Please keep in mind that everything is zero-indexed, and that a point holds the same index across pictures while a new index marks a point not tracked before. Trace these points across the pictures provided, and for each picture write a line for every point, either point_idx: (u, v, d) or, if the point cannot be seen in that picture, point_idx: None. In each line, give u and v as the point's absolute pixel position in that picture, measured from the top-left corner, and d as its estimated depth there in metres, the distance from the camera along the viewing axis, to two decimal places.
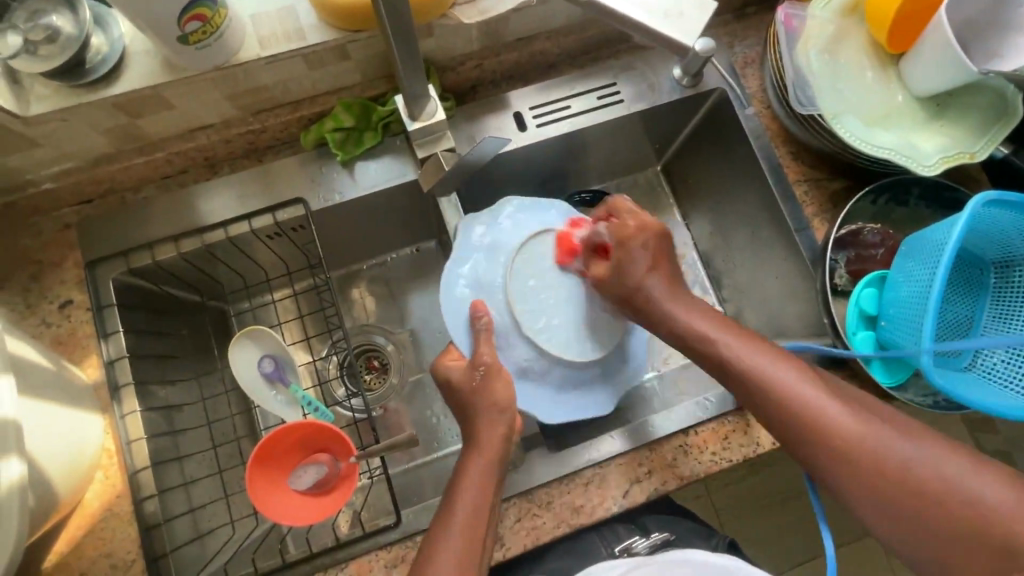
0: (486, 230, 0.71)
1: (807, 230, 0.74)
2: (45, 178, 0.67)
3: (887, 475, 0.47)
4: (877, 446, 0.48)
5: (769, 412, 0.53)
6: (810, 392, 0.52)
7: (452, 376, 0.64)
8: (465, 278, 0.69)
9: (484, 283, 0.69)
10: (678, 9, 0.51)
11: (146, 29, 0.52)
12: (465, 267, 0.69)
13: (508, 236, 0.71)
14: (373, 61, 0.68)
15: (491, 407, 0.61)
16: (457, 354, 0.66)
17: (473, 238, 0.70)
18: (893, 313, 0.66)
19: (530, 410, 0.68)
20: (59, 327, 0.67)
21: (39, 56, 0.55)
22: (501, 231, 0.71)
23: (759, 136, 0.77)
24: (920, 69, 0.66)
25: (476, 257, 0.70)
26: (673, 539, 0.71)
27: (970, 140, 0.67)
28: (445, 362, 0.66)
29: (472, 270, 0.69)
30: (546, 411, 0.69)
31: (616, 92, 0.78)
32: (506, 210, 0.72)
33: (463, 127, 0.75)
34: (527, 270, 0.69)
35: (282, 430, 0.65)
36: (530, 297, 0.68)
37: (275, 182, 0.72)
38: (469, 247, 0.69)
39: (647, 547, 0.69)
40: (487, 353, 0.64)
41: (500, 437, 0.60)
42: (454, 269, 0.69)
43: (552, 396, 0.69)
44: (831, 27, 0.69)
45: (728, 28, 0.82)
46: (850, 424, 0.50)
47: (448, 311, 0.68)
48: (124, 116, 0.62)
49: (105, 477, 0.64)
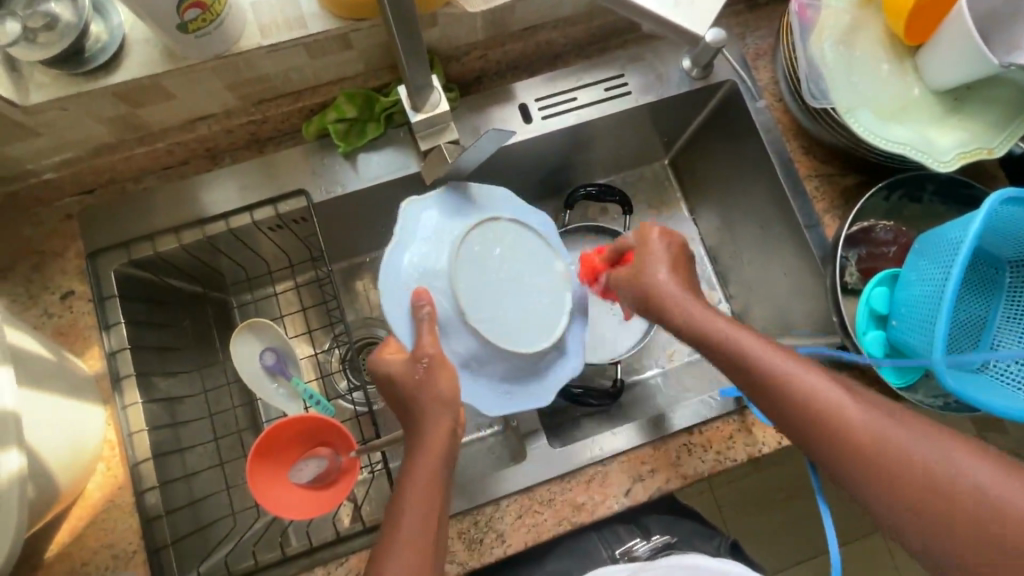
0: (429, 220, 0.63)
1: (818, 227, 0.73)
2: (47, 168, 0.67)
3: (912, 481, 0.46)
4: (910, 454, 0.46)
5: (791, 408, 0.52)
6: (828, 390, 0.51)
7: (391, 369, 0.57)
8: (409, 266, 0.61)
9: (430, 270, 0.61)
10: None
11: (145, 17, 0.51)
12: (410, 256, 0.61)
13: (455, 221, 0.63)
14: (376, 50, 0.67)
15: (432, 402, 0.55)
16: (396, 347, 0.59)
17: (416, 229, 0.62)
18: (904, 312, 0.64)
19: (474, 403, 0.61)
20: (61, 318, 0.67)
21: (38, 44, 0.54)
22: (446, 215, 0.63)
23: (769, 129, 0.75)
24: (938, 62, 0.64)
25: (421, 244, 0.62)
26: (673, 541, 0.71)
27: (988, 135, 0.65)
28: (382, 355, 0.58)
29: (416, 257, 0.61)
30: (487, 404, 0.62)
31: (624, 83, 0.77)
32: (453, 193, 0.64)
33: (467, 118, 0.74)
34: (473, 260, 0.61)
35: (278, 425, 0.65)
36: (477, 287, 0.61)
37: (277, 173, 0.71)
38: (411, 233, 0.62)
39: (648, 550, 0.70)
40: (429, 343, 0.57)
41: (445, 433, 0.55)
42: (395, 255, 0.61)
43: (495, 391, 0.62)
44: (846, 18, 0.67)
45: (740, 18, 0.80)
46: (881, 427, 0.48)
47: (387, 303, 0.59)
48: (124, 106, 0.62)
49: (107, 468, 0.64)
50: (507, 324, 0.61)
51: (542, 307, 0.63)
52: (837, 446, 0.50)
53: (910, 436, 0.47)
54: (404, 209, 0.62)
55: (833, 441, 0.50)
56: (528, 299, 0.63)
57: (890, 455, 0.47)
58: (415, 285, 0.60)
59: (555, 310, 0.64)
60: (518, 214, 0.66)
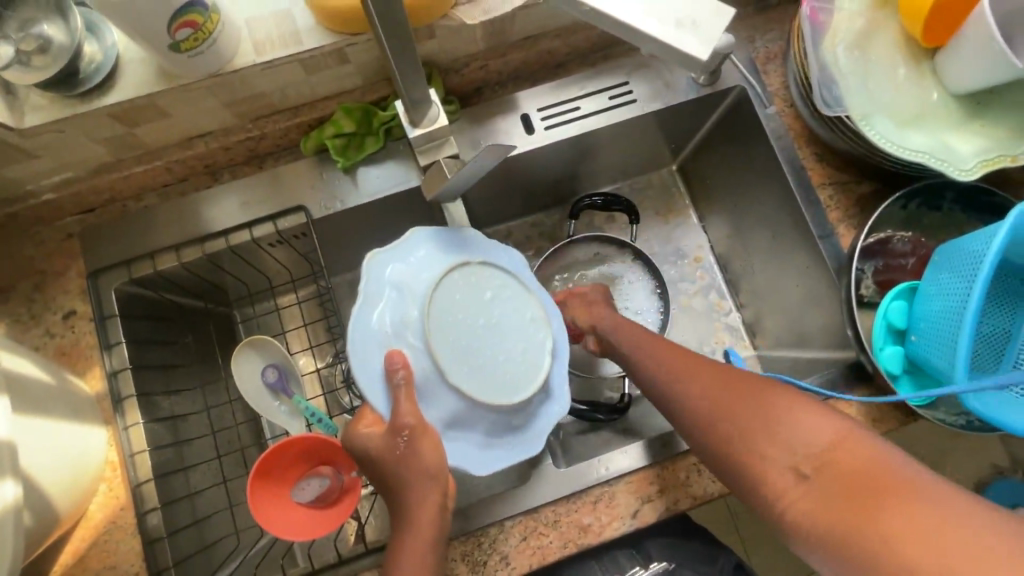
0: (402, 270, 0.61)
1: (832, 237, 0.70)
2: (47, 188, 0.66)
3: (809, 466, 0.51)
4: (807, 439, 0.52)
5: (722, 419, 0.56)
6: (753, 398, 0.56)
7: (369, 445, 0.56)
8: (381, 321, 0.59)
9: (401, 322, 0.59)
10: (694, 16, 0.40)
11: (137, 37, 0.50)
12: (381, 311, 0.59)
13: (423, 272, 0.61)
14: (373, 64, 0.66)
15: (425, 464, 0.55)
16: (373, 418, 0.57)
17: (387, 279, 0.61)
18: (924, 327, 0.61)
19: (459, 464, 0.59)
20: (62, 338, 0.67)
21: (32, 66, 0.54)
22: (414, 266, 0.61)
23: (780, 136, 0.73)
24: (959, 65, 0.61)
25: (392, 296, 0.60)
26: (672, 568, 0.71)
27: (1012, 141, 0.62)
28: (358, 429, 0.57)
29: (388, 311, 0.59)
30: (474, 460, 0.60)
31: (629, 91, 0.75)
32: (420, 243, 0.62)
33: (468, 130, 0.73)
34: (448, 309, 0.58)
35: (281, 444, 0.64)
36: (449, 341, 0.57)
37: (277, 189, 0.71)
38: (378, 290, 0.60)
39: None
40: (408, 413, 0.55)
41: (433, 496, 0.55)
42: (364, 313, 0.59)
43: (482, 446, 0.60)
44: (860, 21, 0.64)
45: (749, 21, 0.77)
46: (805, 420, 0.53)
47: (358, 364, 0.57)
48: (121, 126, 0.61)
49: (108, 489, 0.64)
50: (485, 377, 0.57)
51: (521, 354, 0.59)
52: (757, 431, 0.54)
53: (818, 416, 0.52)
54: (372, 257, 0.61)
55: (748, 427, 0.54)
56: (507, 346, 0.59)
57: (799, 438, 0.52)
58: (386, 343, 0.58)
59: (536, 356, 0.60)
60: (489, 257, 0.64)
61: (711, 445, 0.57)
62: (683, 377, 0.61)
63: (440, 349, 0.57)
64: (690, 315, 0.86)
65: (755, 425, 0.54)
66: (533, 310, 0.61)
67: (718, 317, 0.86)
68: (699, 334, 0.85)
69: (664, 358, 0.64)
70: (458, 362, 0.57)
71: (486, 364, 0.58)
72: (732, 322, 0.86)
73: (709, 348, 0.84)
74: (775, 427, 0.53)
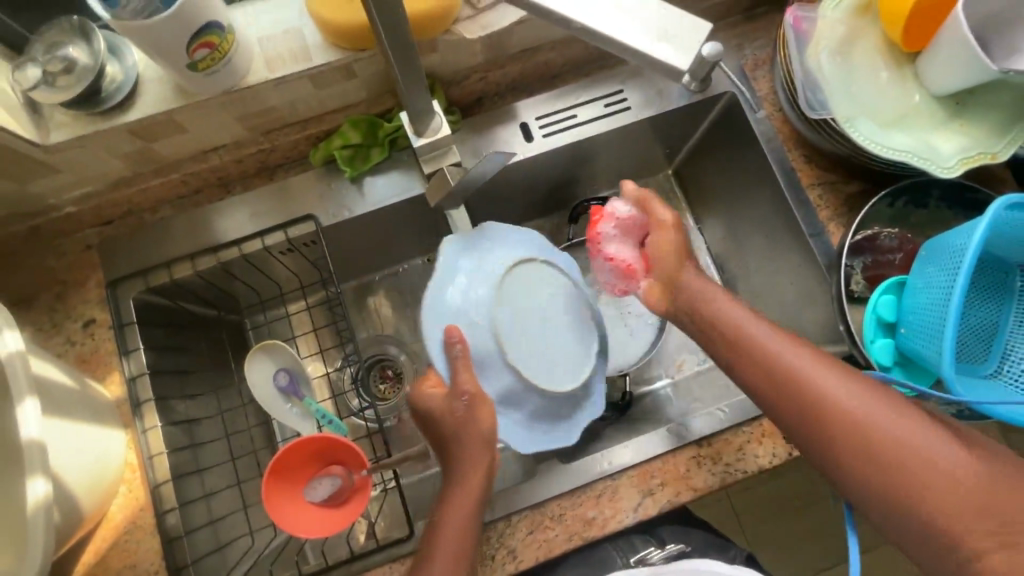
0: (471, 257, 0.68)
1: (822, 235, 0.73)
2: (68, 202, 0.69)
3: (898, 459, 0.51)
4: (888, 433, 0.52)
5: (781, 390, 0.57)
6: (870, 408, 0.53)
7: (431, 405, 0.61)
8: (450, 297, 0.66)
9: (468, 301, 0.66)
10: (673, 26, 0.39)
11: (157, 57, 0.53)
12: (451, 289, 0.67)
13: (484, 264, 0.68)
14: (378, 78, 0.69)
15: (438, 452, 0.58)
16: (436, 380, 0.63)
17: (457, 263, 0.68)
18: (912, 320, 0.64)
19: (509, 439, 0.66)
20: (83, 346, 0.70)
21: (57, 86, 0.57)
22: (478, 257, 0.68)
23: (770, 139, 0.76)
24: (938, 68, 0.63)
25: (460, 278, 0.67)
26: (688, 550, 0.72)
27: (991, 140, 0.65)
28: (423, 389, 0.62)
29: (456, 290, 0.67)
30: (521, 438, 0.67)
31: (623, 99, 0.78)
32: (481, 237, 0.69)
33: (469, 139, 0.76)
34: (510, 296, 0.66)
35: (297, 442, 0.67)
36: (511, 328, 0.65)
37: (288, 198, 0.74)
38: (445, 274, 0.67)
39: (662, 558, 0.70)
40: (467, 381, 0.61)
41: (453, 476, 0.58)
42: (435, 292, 0.67)
43: (527, 427, 0.67)
44: (842, 28, 0.67)
45: (737, 30, 0.80)
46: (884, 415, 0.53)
47: (427, 332, 0.65)
48: (139, 142, 0.64)
49: (128, 490, 0.66)
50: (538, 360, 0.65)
51: (572, 350, 0.68)
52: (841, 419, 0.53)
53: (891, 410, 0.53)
54: (448, 242, 0.68)
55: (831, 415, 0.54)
56: (557, 339, 0.67)
57: (910, 463, 0.50)
58: (451, 320, 0.65)
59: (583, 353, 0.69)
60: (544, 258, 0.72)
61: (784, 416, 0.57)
62: (803, 369, 0.57)
63: (502, 327, 0.64)
64: None
65: (865, 437, 0.52)
66: (581, 311, 0.70)
67: None
68: None
69: (779, 347, 0.59)
70: (516, 343, 0.65)
71: (535, 352, 0.65)
72: None
73: None
74: (887, 446, 0.51)
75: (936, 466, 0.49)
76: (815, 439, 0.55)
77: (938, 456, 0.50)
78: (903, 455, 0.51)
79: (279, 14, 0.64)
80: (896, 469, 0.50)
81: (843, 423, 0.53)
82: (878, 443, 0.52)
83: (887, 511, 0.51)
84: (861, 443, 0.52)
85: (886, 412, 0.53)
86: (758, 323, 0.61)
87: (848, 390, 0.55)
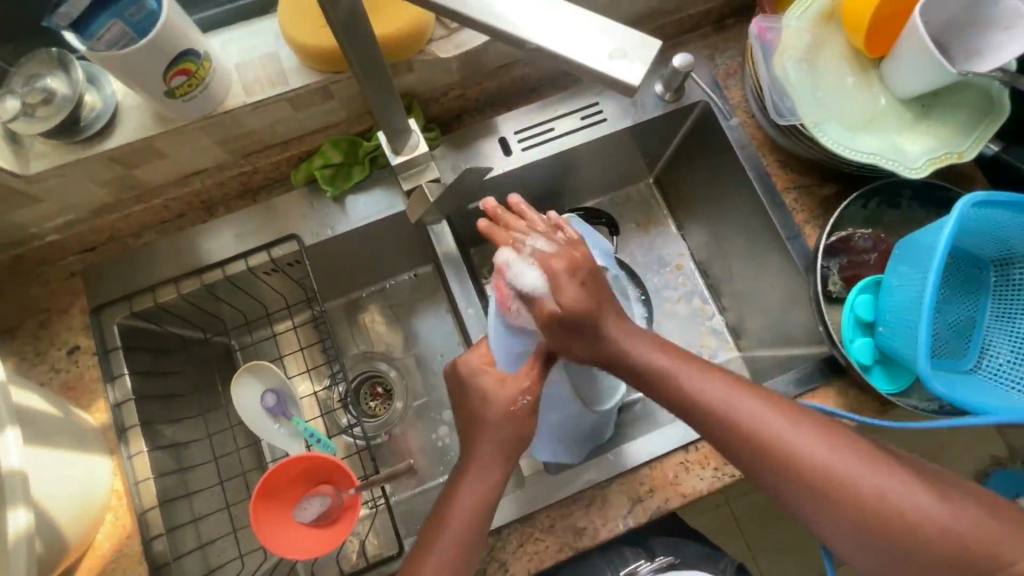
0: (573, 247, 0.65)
1: (799, 238, 0.74)
2: (50, 230, 0.70)
3: (857, 502, 0.49)
4: (857, 480, 0.50)
5: (733, 444, 0.54)
6: (830, 456, 0.51)
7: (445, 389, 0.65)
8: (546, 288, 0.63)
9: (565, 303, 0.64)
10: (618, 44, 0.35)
11: (134, 86, 0.54)
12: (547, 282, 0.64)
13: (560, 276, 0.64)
14: (357, 99, 0.70)
15: None
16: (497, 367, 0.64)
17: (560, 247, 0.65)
18: (889, 318, 0.65)
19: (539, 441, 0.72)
20: (67, 373, 0.70)
21: (36, 117, 0.58)
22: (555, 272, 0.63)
23: (745, 145, 0.77)
24: (902, 71, 0.65)
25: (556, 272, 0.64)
26: (677, 562, 0.73)
27: (957, 139, 0.66)
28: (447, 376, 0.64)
29: (543, 286, 0.62)
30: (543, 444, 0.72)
31: (599, 111, 0.79)
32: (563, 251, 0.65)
33: (449, 155, 0.77)
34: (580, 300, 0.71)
35: (287, 461, 0.66)
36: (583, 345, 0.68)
37: (271, 219, 0.74)
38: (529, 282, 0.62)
39: (651, 570, 0.72)
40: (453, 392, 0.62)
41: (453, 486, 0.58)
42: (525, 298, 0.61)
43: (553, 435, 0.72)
44: (807, 36, 0.69)
45: (708, 41, 0.82)
46: (847, 463, 0.50)
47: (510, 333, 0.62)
48: (120, 168, 0.65)
49: (115, 518, 0.66)
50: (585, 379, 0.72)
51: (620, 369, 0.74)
52: (800, 473, 0.51)
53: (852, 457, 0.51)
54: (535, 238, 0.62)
55: (789, 471, 0.51)
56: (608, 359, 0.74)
57: (872, 508, 0.49)
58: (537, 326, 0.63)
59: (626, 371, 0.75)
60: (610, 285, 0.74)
61: (749, 467, 0.54)
62: (754, 420, 0.53)
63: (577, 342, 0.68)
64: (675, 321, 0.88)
65: (826, 488, 0.50)
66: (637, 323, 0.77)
67: (703, 322, 0.89)
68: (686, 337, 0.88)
69: (727, 400, 0.54)
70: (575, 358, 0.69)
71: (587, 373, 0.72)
72: (716, 325, 0.89)
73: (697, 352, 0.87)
74: (848, 491, 0.50)
75: (895, 502, 0.49)
76: (782, 486, 0.52)
77: (902, 492, 0.49)
78: (864, 503, 0.49)
79: (257, 39, 0.65)
80: (859, 511, 0.49)
81: (798, 470, 0.51)
82: (839, 488, 0.50)
83: (851, 548, 0.50)
84: (821, 493, 0.50)
85: (846, 454, 0.51)
86: (701, 371, 0.56)
87: (801, 440, 0.52)
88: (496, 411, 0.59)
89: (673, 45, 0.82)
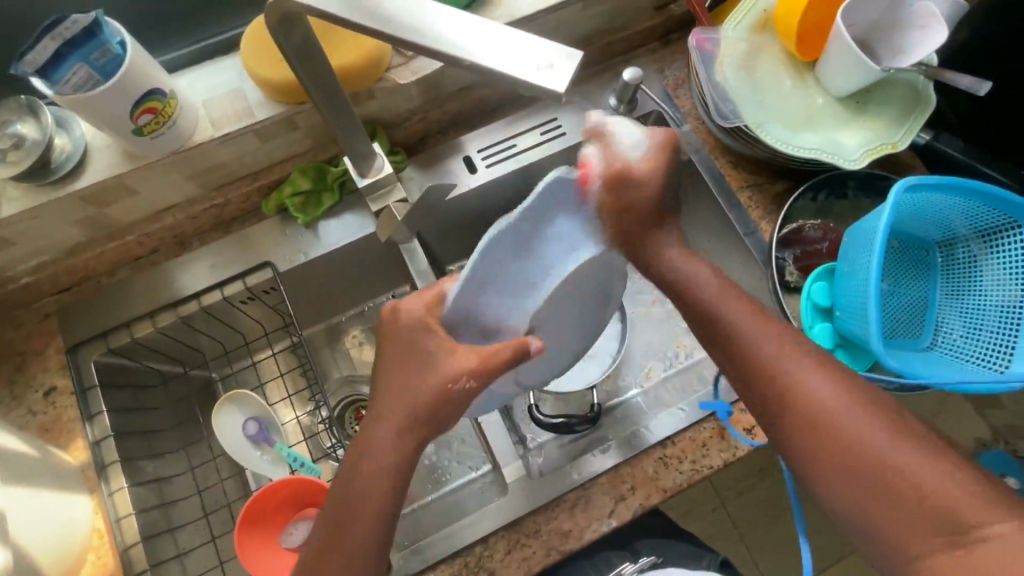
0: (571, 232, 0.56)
1: (756, 233, 0.78)
2: (23, 273, 0.70)
3: (853, 468, 0.51)
4: (856, 448, 0.51)
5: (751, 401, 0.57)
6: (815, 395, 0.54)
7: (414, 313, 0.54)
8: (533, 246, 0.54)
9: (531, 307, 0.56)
10: (539, 55, 0.36)
11: (103, 126, 0.56)
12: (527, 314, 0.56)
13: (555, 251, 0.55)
14: (322, 127, 0.72)
15: None
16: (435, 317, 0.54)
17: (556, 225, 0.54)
18: (845, 303, 0.68)
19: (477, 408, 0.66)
20: (44, 415, 0.70)
21: (8, 162, 0.60)
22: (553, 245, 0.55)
23: (698, 150, 0.81)
24: (833, 71, 0.70)
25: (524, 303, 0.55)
26: (659, 561, 0.75)
27: (890, 130, 0.70)
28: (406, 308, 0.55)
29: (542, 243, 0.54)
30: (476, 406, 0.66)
31: (558, 126, 0.83)
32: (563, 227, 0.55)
33: (417, 175, 0.80)
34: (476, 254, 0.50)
35: (269, 488, 0.66)
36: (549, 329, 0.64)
37: (244, 249, 0.76)
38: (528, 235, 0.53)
39: (635, 571, 0.73)
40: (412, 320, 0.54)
41: None
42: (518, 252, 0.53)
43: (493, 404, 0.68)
44: (744, 45, 0.73)
45: (656, 55, 0.87)
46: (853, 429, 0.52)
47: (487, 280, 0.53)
48: (92, 208, 0.66)
49: (97, 558, 0.65)
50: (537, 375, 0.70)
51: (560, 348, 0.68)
52: (809, 438, 0.53)
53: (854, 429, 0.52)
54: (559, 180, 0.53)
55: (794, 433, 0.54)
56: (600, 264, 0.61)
57: (849, 466, 0.51)
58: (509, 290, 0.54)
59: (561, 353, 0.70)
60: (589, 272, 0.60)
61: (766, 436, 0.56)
62: (767, 361, 0.55)
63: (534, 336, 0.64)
64: (647, 324, 0.89)
65: (786, 416, 0.54)
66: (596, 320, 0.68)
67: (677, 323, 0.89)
68: (662, 340, 0.88)
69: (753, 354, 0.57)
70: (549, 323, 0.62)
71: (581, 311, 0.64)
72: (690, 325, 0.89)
73: (671, 353, 0.87)
74: (836, 452, 0.52)
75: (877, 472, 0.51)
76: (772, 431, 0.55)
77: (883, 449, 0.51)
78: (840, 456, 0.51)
79: (220, 77, 0.68)
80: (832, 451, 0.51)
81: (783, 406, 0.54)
82: (833, 446, 0.52)
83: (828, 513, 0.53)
84: (803, 435, 0.53)
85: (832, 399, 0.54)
86: (723, 310, 0.59)
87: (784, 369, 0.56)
88: (458, 376, 0.50)
89: (623, 60, 0.87)
